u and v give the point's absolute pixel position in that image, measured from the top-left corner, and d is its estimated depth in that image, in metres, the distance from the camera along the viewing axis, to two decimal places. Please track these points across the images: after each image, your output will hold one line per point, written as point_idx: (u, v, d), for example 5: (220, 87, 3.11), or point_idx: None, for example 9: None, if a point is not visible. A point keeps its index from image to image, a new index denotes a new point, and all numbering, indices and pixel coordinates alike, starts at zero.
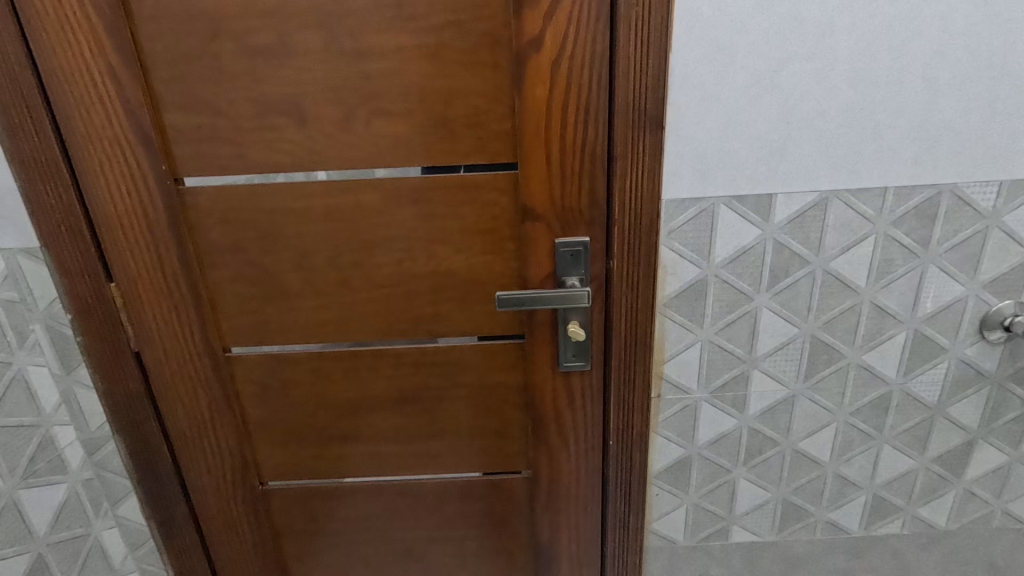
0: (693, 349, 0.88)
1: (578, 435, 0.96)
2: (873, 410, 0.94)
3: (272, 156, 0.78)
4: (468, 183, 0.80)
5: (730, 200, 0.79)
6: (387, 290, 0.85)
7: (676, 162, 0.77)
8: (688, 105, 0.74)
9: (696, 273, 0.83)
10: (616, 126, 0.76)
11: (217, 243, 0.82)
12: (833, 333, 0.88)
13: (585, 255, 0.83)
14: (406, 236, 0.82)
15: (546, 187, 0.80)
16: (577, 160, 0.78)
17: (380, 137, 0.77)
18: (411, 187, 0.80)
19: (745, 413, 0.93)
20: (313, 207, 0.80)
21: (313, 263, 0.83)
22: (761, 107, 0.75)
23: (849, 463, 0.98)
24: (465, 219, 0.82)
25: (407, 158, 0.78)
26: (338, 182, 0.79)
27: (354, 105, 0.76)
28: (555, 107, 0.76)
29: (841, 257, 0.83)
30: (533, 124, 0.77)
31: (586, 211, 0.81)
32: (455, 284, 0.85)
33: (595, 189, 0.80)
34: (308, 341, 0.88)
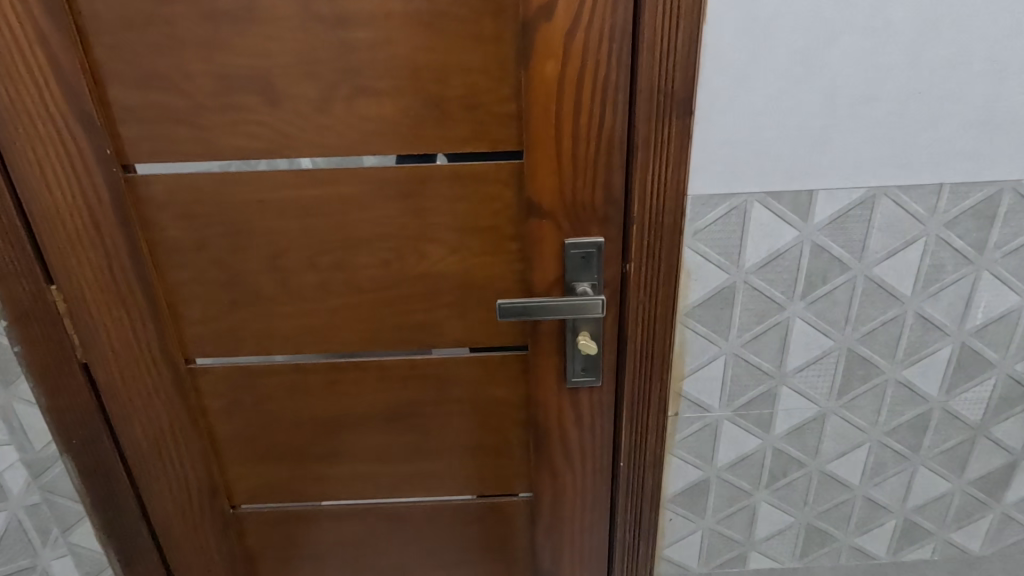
0: (716, 363, 0.79)
1: (584, 456, 0.87)
2: (910, 430, 0.85)
3: (237, 140, 0.66)
4: (466, 175, 0.70)
5: (766, 197, 0.69)
6: (372, 295, 0.75)
7: (706, 154, 0.67)
8: (722, 86, 0.64)
9: (723, 279, 0.74)
10: (638, 109, 0.65)
11: (174, 240, 0.71)
12: (871, 347, 0.79)
13: (599, 258, 0.73)
14: (395, 234, 0.72)
15: (556, 179, 0.69)
16: (592, 149, 0.68)
17: (364, 120, 0.66)
18: (401, 178, 0.69)
19: (770, 433, 0.85)
20: (286, 200, 0.69)
21: (286, 265, 0.73)
22: (806, 91, 0.65)
23: (881, 486, 0.90)
24: (462, 216, 0.72)
25: (396, 145, 0.68)
26: (315, 172, 0.68)
27: (333, 81, 0.65)
28: (568, 87, 0.65)
29: (885, 263, 0.74)
30: (543, 106, 0.66)
31: (600, 208, 0.71)
32: (451, 289, 0.75)
33: (612, 182, 0.70)
34: (282, 353, 0.78)
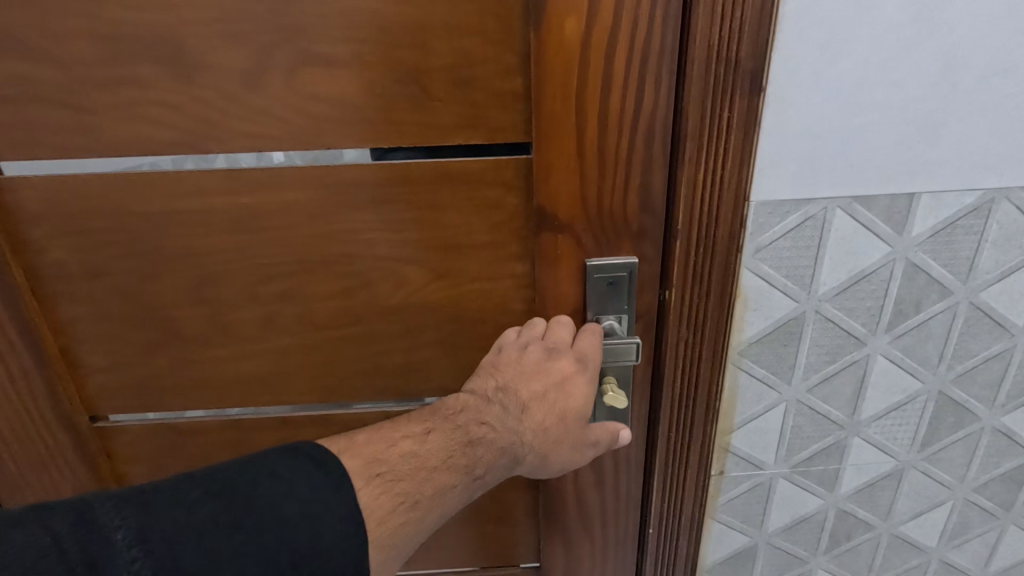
0: (775, 412, 0.63)
1: (605, 525, 0.70)
2: (1002, 484, 0.69)
3: (135, 129, 0.48)
4: (456, 176, 0.52)
5: (852, 203, 0.53)
6: (334, 332, 0.57)
7: (776, 147, 0.50)
8: (805, 53, 0.47)
9: (789, 310, 0.57)
10: (689, 86, 0.48)
11: (63, 264, 0.53)
12: (968, 389, 0.63)
13: (630, 284, 0.56)
14: (363, 253, 0.54)
15: (576, 181, 0.52)
16: (625, 141, 0.50)
17: (313, 102, 0.48)
18: (367, 180, 0.51)
19: (835, 491, 0.68)
20: (212, 210, 0.52)
21: (217, 294, 0.55)
22: (915, 60, 0.48)
23: (961, 549, 0.74)
24: (450, 230, 0.54)
25: (360, 136, 0.50)
26: (247, 172, 0.50)
27: (267, 45, 0.47)
28: (595, 54, 0.47)
29: (996, 286, 0.57)
30: (558, 81, 0.48)
31: (633, 219, 0.54)
32: (437, 324, 0.58)
33: (651, 185, 0.52)
34: (220, 404, 0.60)
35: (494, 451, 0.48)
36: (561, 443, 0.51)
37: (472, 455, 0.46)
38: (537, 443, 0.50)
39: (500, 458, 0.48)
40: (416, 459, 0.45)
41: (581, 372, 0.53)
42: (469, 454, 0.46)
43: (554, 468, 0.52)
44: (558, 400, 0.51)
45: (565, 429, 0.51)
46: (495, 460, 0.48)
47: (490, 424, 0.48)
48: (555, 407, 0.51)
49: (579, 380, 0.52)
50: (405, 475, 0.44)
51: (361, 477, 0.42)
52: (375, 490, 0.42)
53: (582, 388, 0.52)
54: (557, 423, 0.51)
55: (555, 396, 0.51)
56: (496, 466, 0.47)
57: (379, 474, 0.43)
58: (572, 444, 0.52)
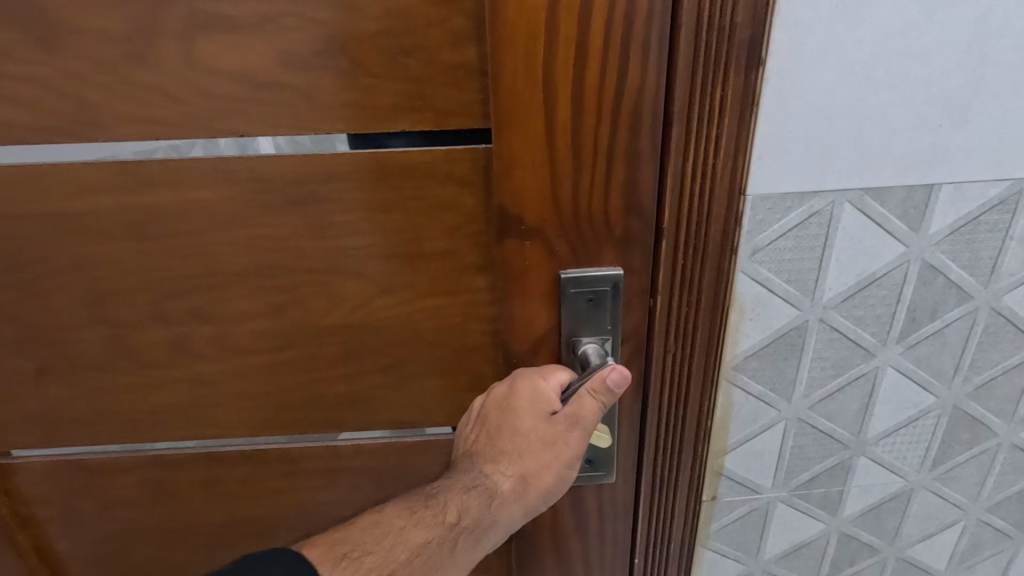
0: (774, 432, 0.56)
1: (590, 572, 0.62)
2: (1019, 503, 0.64)
3: (55, 117, 0.45)
4: (401, 171, 0.47)
5: (863, 196, 0.45)
6: (274, 339, 0.53)
7: (778, 131, 0.43)
8: (813, 17, 0.39)
9: (789, 319, 0.50)
10: (676, 60, 0.40)
11: None
12: (986, 404, 0.56)
13: (614, 300, 0.48)
14: (300, 259, 0.50)
15: (545, 176, 0.44)
16: (603, 127, 0.42)
17: (232, 88, 0.44)
18: (304, 177, 0.47)
19: (838, 515, 0.62)
20: (127, 209, 0.48)
21: (150, 297, 0.51)
22: (941, 28, 0.41)
23: (972, 571, 0.68)
24: (398, 232, 0.49)
25: (293, 126, 0.46)
26: (166, 168, 0.47)
27: (187, 25, 0.43)
28: (563, 20, 0.39)
29: (1020, 290, 0.51)
30: (521, 53, 0.40)
31: (617, 223, 0.46)
32: (388, 335, 0.53)
33: (638, 178, 0.44)
34: (153, 418, 0.56)
35: (457, 493, 0.45)
36: (534, 451, 0.46)
37: (435, 503, 0.44)
38: (503, 466, 0.47)
39: (467, 495, 0.45)
40: (377, 527, 0.43)
41: (516, 379, 0.49)
42: (433, 505, 0.44)
43: (552, 480, 0.47)
44: (505, 422, 0.47)
45: (526, 434, 0.47)
46: (464, 498, 0.45)
47: (447, 477, 0.47)
48: (503, 428, 0.47)
49: (519, 385, 0.48)
50: (372, 546, 0.41)
51: (328, 563, 0.39)
52: (346, 572, 0.39)
53: (533, 379, 0.48)
54: (517, 442, 0.47)
55: (502, 421, 0.48)
56: (465, 506, 0.44)
57: (345, 555, 0.40)
58: (548, 441, 0.46)
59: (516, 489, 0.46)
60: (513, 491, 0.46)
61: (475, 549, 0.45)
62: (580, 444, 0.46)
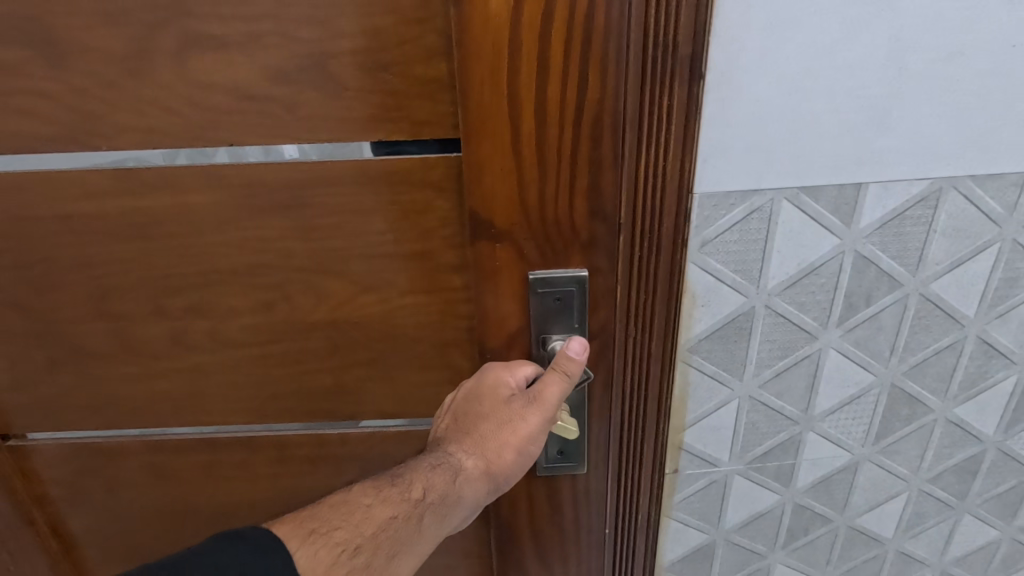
0: (728, 409, 0.61)
1: (568, 548, 0.68)
2: (957, 475, 0.69)
3: (61, 125, 0.50)
4: (377, 176, 0.52)
5: (799, 193, 0.50)
6: (266, 331, 0.58)
7: (720, 135, 0.48)
8: (747, 36, 0.45)
9: (737, 305, 0.55)
10: (625, 73, 0.45)
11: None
12: (921, 382, 0.62)
13: (580, 300, 0.54)
14: (287, 258, 0.55)
15: (512, 180, 0.49)
16: (567, 137, 0.47)
17: (228, 104, 0.49)
18: (287, 180, 0.52)
19: (791, 486, 0.67)
20: (133, 212, 0.53)
21: (149, 291, 0.56)
22: (863, 43, 0.46)
23: (917, 539, 0.74)
24: (375, 232, 0.54)
25: (277, 134, 0.50)
26: (169, 175, 0.51)
27: (181, 43, 0.47)
28: (525, 39, 0.44)
29: (947, 277, 0.56)
30: (485, 68, 0.45)
31: (583, 228, 0.51)
32: (369, 327, 0.58)
33: (601, 184, 0.49)
34: (157, 404, 0.61)
35: (424, 471, 0.49)
36: (495, 429, 0.51)
37: (402, 483, 0.48)
38: (467, 444, 0.51)
39: (433, 471, 0.49)
40: (346, 505, 0.46)
41: (483, 368, 0.55)
42: (399, 484, 0.48)
43: (513, 457, 0.51)
44: (470, 405, 0.53)
45: (490, 416, 0.52)
46: (430, 475, 0.49)
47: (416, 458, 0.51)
48: (469, 411, 0.53)
49: (485, 374, 0.54)
50: (340, 522, 0.44)
51: (296, 539, 0.42)
52: (313, 546, 0.42)
53: (498, 373, 0.54)
54: (480, 422, 0.52)
55: (468, 405, 0.53)
56: (430, 481, 0.48)
57: (313, 531, 0.43)
58: (508, 420, 0.51)
59: (479, 465, 0.51)
60: (476, 468, 0.50)
61: (440, 524, 0.48)
62: (537, 425, 0.51)
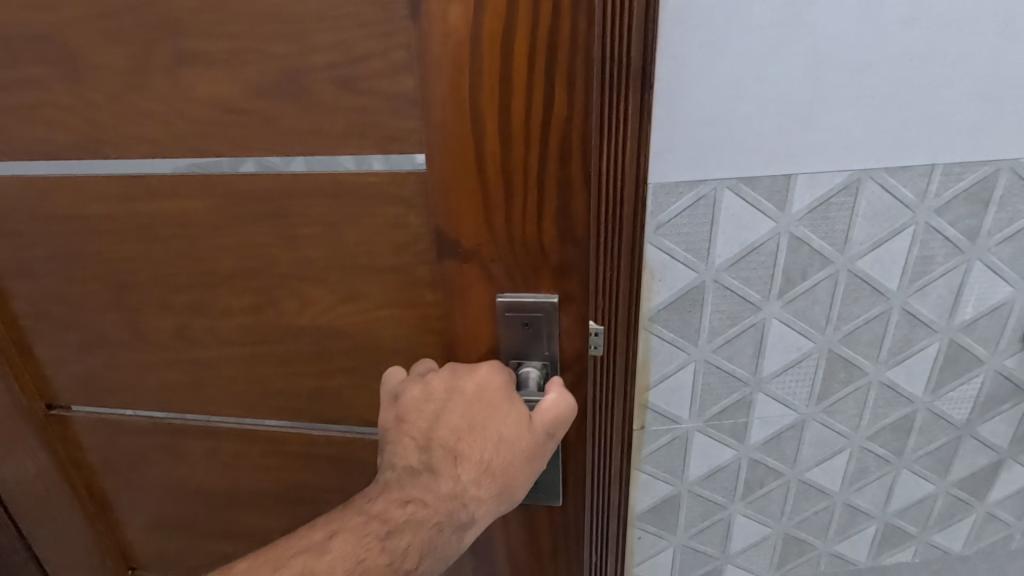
0: (686, 371, 0.71)
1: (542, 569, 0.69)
2: (892, 433, 0.78)
3: (102, 138, 0.58)
4: (355, 192, 0.57)
5: (738, 183, 0.60)
6: (270, 327, 0.66)
7: (668, 134, 0.57)
8: (685, 52, 0.54)
9: (689, 279, 0.64)
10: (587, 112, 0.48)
11: (58, 252, 0.65)
12: (854, 348, 0.71)
13: (546, 324, 0.56)
14: (285, 262, 0.62)
15: (480, 207, 0.52)
16: (534, 165, 0.50)
17: (234, 125, 0.56)
18: (274, 189, 0.58)
19: (745, 443, 0.77)
20: (163, 216, 0.61)
21: (174, 285, 0.65)
22: (785, 58, 0.54)
23: (861, 492, 0.84)
24: (350, 243, 0.60)
25: (265, 150, 0.56)
26: (190, 182, 0.59)
27: (179, 71, 0.54)
28: (487, 73, 0.47)
29: (870, 255, 0.65)
30: (445, 93, 0.48)
31: (552, 251, 0.53)
32: (354, 330, 0.65)
33: (571, 213, 0.51)
34: (181, 384, 0.71)
35: (426, 528, 0.48)
36: (509, 466, 0.50)
37: (391, 547, 0.47)
38: (481, 479, 0.49)
39: (438, 529, 0.48)
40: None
41: (490, 380, 0.52)
42: (389, 548, 0.47)
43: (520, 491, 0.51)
44: (482, 434, 0.50)
45: (505, 450, 0.50)
46: (431, 532, 0.48)
47: (419, 499, 0.49)
48: (481, 439, 0.50)
49: (489, 392, 0.52)
50: None
51: None
52: None
53: (498, 398, 0.52)
54: (492, 455, 0.50)
55: (477, 431, 0.50)
56: (432, 541, 0.48)
57: None
58: (523, 456, 0.50)
59: (490, 500, 0.50)
60: (487, 502, 0.50)
61: (436, 566, 0.49)
62: (543, 462, 0.52)
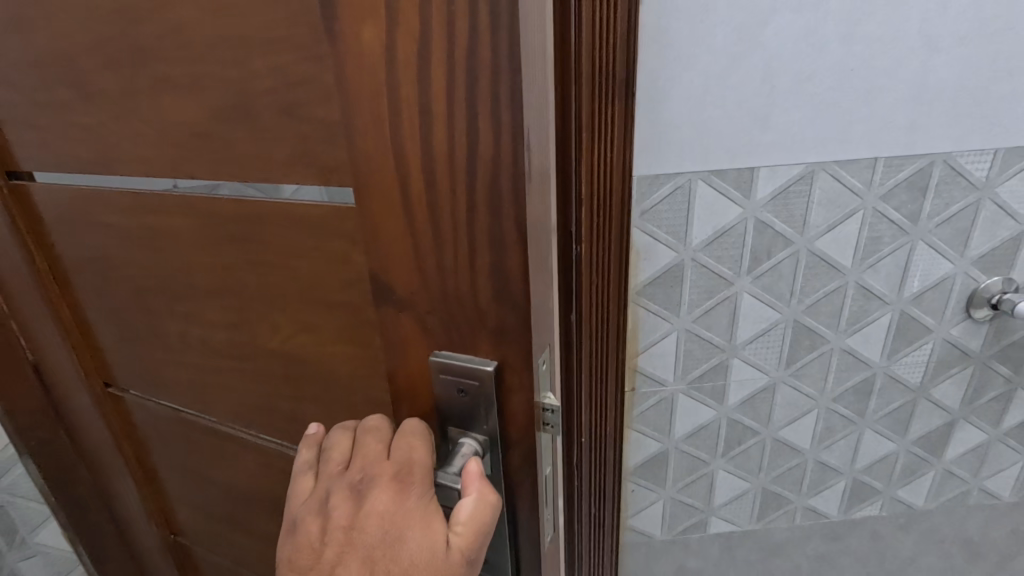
0: (669, 339, 0.82)
1: None
2: (855, 395, 0.89)
3: (90, 151, 0.56)
4: (290, 219, 0.49)
5: (709, 175, 0.71)
6: (237, 350, 0.61)
7: (650, 135, 0.69)
8: (662, 67, 0.65)
9: (671, 258, 0.76)
10: (539, 132, 0.35)
11: (80, 265, 0.68)
12: (817, 318, 0.82)
13: (489, 394, 0.41)
14: (238, 286, 0.56)
15: (401, 256, 0.38)
16: (461, 197, 0.34)
17: (186, 127, 0.49)
18: (230, 220, 0.52)
19: (723, 403, 0.88)
20: (140, 228, 0.58)
21: (155, 303, 0.63)
22: (745, 69, 0.66)
23: (830, 450, 0.94)
24: (304, 279, 0.51)
25: (217, 173, 0.49)
26: (151, 196, 0.56)
27: (129, 61, 0.48)
28: (408, 84, 0.32)
29: (826, 236, 0.76)
30: (364, 125, 0.34)
31: (489, 323, 0.38)
32: (318, 359, 0.56)
33: (506, 269, 0.36)
34: (178, 395, 0.71)
35: None
36: None
37: None
38: None
39: None
40: None
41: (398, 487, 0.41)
42: None
43: None
44: (390, 552, 0.40)
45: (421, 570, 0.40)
46: None
47: None
48: (390, 562, 0.40)
49: (398, 501, 0.41)
50: None
51: None
52: None
53: (410, 517, 0.40)
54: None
55: (384, 550, 0.40)
56: None
57: None
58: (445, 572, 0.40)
59: None
60: None
61: None
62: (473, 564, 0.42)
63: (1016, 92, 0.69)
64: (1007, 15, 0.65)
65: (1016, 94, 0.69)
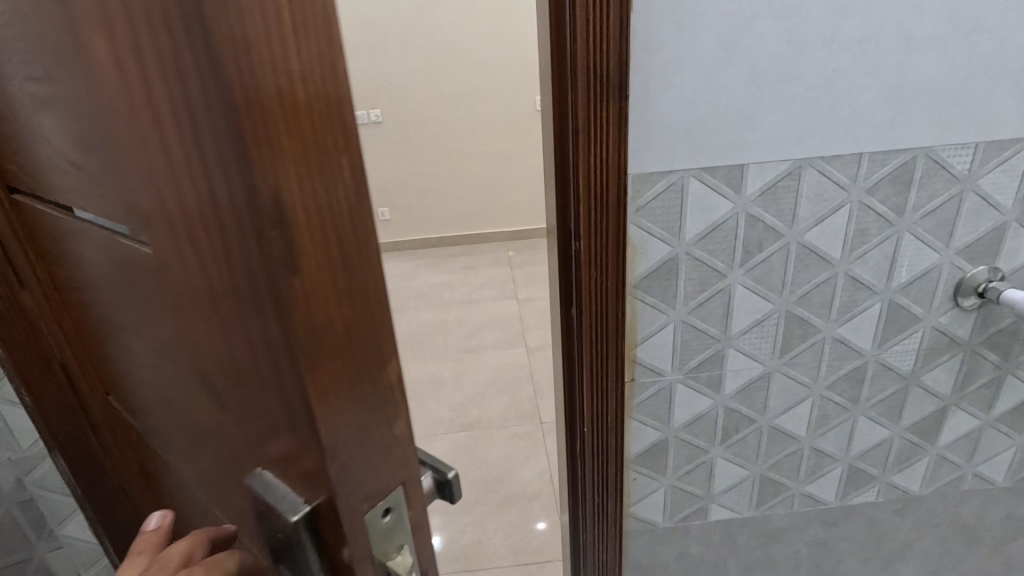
0: (666, 330, 0.85)
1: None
2: (848, 382, 0.92)
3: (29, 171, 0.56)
4: (122, 264, 0.47)
5: (700, 172, 0.75)
6: (138, 375, 0.61)
7: (642, 137, 0.72)
8: (651, 71, 0.69)
9: (666, 252, 0.79)
10: (321, 253, 0.33)
11: (56, 276, 0.71)
12: (808, 308, 0.85)
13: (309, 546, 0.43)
14: (120, 317, 0.56)
15: (212, 336, 0.41)
16: (233, 297, 0.37)
17: (56, 153, 0.47)
18: (94, 254, 0.51)
19: (720, 392, 0.91)
20: (63, 246, 0.60)
21: (94, 318, 0.65)
22: (729, 71, 0.69)
23: (826, 437, 0.97)
24: (151, 325, 0.49)
25: (79, 207, 0.48)
26: (54, 220, 0.57)
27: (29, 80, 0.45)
28: (185, 185, 0.34)
29: (815, 229, 0.79)
30: (159, 212, 0.37)
31: (280, 413, 0.39)
32: (180, 406, 0.54)
33: (284, 374, 0.37)
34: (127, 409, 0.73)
35: None
36: None
37: None
38: None
39: None
40: None
41: None
42: None
43: None
44: None
45: None
46: None
47: None
48: None
49: None
50: None
51: None
52: None
53: None
54: None
55: None
56: None
57: None
58: None
59: None
60: None
61: None
62: None
63: (991, 88, 0.72)
64: (981, 13, 0.68)
65: (990, 90, 0.72)
